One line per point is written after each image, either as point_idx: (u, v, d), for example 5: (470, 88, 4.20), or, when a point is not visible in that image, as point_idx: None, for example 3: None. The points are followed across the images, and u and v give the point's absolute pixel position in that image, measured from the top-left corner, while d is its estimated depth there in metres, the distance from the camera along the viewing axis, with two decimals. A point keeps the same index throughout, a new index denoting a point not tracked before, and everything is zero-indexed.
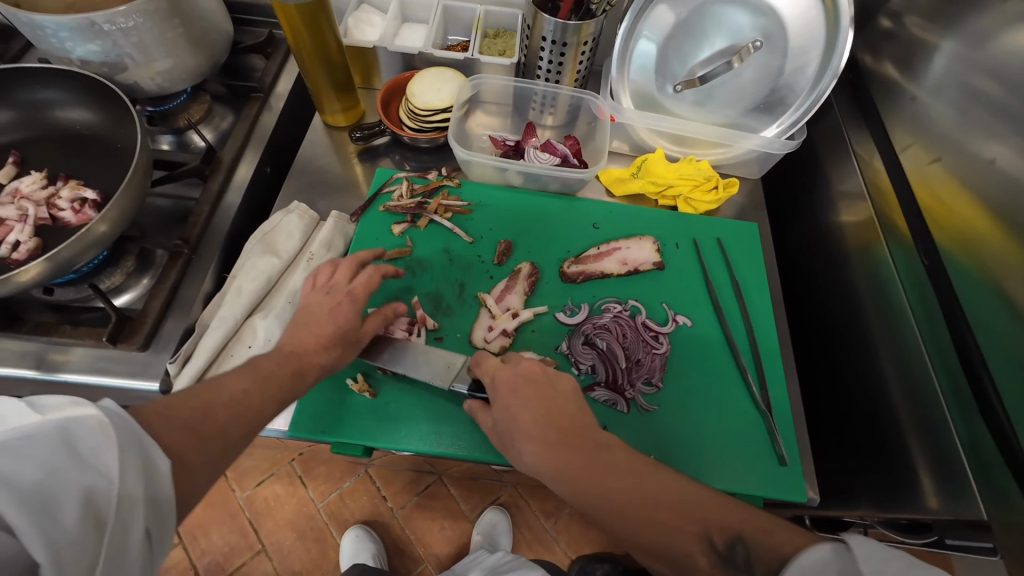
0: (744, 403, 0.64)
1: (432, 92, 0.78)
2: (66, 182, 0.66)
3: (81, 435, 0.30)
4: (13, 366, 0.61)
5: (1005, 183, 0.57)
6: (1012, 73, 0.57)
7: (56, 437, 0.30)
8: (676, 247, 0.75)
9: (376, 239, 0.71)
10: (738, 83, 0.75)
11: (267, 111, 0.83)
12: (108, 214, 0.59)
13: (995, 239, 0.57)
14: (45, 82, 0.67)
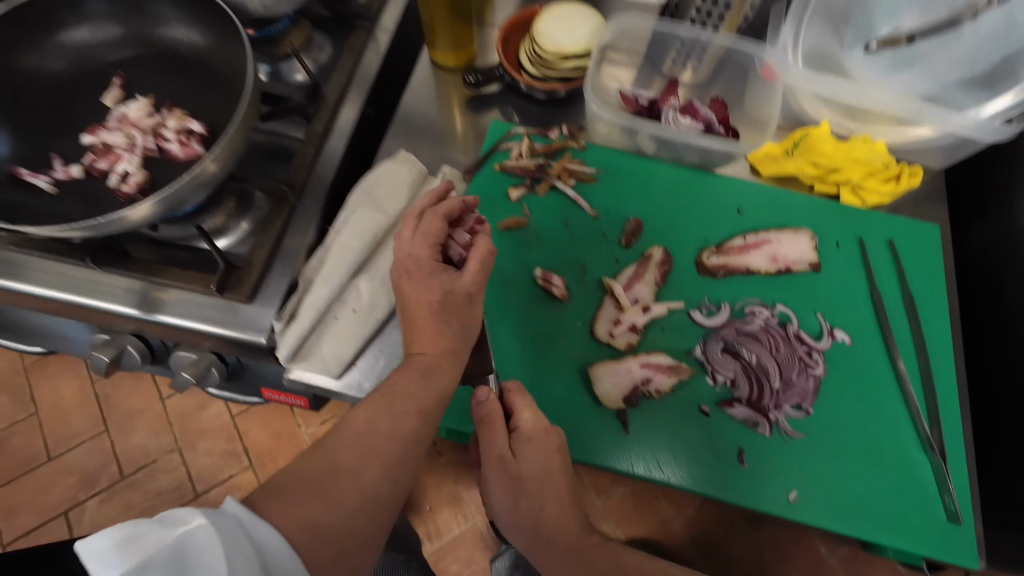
0: (908, 442, 0.54)
1: (563, 32, 0.67)
2: (171, 110, 0.61)
3: (204, 538, 0.29)
4: (110, 301, 0.57)
5: None
6: None
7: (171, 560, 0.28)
8: (836, 246, 0.63)
9: (491, 203, 0.63)
10: (961, 44, 0.59)
11: (372, 44, 0.74)
12: (223, 153, 0.54)
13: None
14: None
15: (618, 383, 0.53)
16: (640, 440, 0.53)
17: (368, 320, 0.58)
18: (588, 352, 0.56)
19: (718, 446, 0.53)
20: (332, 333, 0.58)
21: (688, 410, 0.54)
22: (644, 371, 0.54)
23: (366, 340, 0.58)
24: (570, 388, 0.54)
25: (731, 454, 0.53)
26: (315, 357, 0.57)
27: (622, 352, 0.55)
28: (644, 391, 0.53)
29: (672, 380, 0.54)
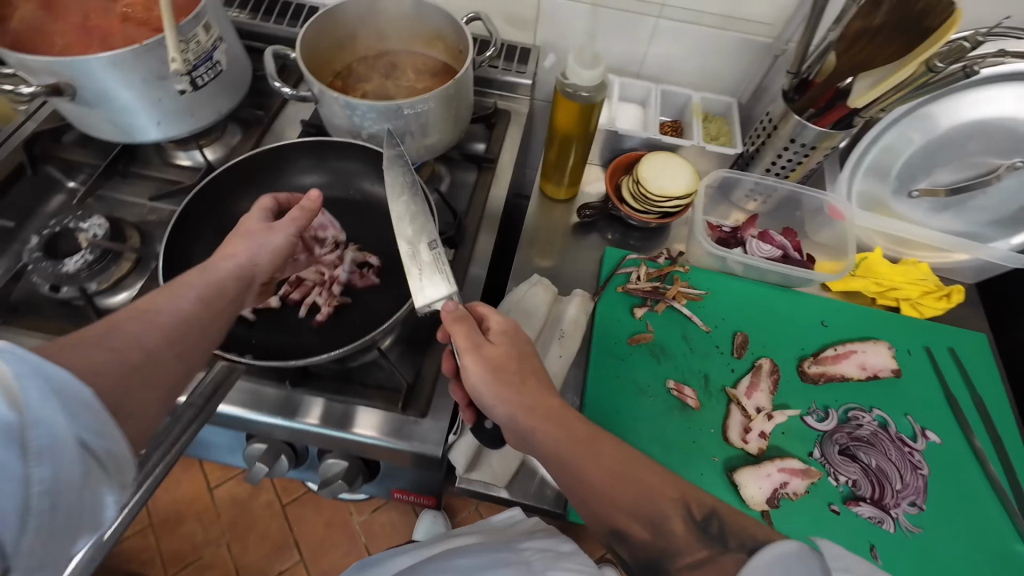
0: (1008, 533, 0.62)
1: (666, 179, 0.81)
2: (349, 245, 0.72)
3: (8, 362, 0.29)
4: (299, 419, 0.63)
5: None
6: None
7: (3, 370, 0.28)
8: (909, 354, 0.75)
9: (618, 320, 0.74)
10: (987, 196, 0.75)
11: (495, 181, 0.88)
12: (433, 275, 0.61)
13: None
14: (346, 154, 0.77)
15: (762, 487, 0.61)
16: None
17: None
18: (725, 456, 0.64)
19: (854, 545, 0.60)
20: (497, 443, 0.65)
21: (821, 510, 0.61)
22: (781, 475, 0.62)
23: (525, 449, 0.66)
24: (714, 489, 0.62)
25: (866, 551, 0.59)
26: (486, 467, 0.64)
27: (759, 457, 0.63)
28: (784, 493, 0.61)
29: (805, 482, 0.62)
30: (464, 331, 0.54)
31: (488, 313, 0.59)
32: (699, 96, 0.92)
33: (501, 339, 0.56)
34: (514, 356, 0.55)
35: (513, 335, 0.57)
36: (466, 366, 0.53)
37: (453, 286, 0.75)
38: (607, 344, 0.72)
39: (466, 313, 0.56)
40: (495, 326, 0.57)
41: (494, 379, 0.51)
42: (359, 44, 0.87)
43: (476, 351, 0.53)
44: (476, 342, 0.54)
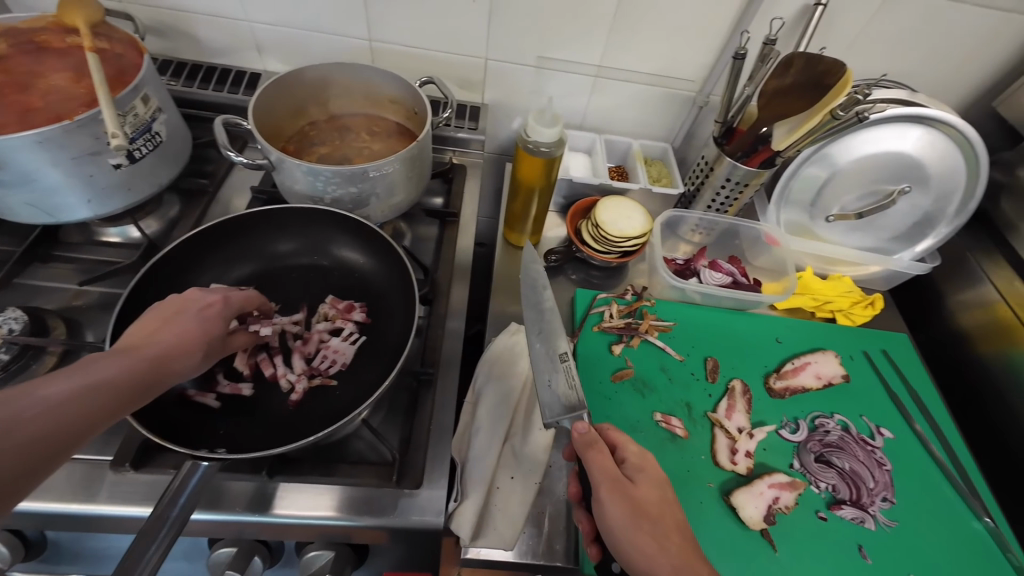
0: (963, 511, 0.70)
1: (623, 221, 0.86)
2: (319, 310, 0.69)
3: None
4: (281, 512, 0.57)
5: None
6: None
7: None
8: (851, 359, 0.83)
9: (599, 359, 0.76)
10: (886, 216, 0.88)
11: (460, 234, 0.89)
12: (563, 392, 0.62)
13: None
14: (315, 220, 0.74)
15: (757, 505, 0.64)
16: (788, 557, 0.62)
17: (527, 484, 0.64)
18: (718, 480, 0.67)
19: (846, 549, 0.63)
20: (500, 504, 0.62)
21: (811, 518, 0.65)
22: (771, 491, 0.65)
23: (529, 506, 0.63)
24: (715, 517, 0.64)
25: (856, 551, 0.63)
26: (493, 532, 0.60)
27: (750, 477, 0.66)
28: (777, 508, 0.64)
29: (793, 495, 0.66)
30: (601, 462, 0.55)
31: (623, 443, 0.59)
32: (638, 144, 1.01)
33: (640, 476, 0.56)
34: (654, 499, 0.54)
35: (653, 472, 0.57)
36: (601, 498, 0.53)
37: (431, 344, 0.73)
38: (593, 384, 0.73)
39: (600, 440, 0.57)
40: (632, 460, 0.58)
41: (636, 521, 0.52)
42: (310, 110, 0.87)
43: (615, 488, 0.54)
44: (614, 477, 0.54)
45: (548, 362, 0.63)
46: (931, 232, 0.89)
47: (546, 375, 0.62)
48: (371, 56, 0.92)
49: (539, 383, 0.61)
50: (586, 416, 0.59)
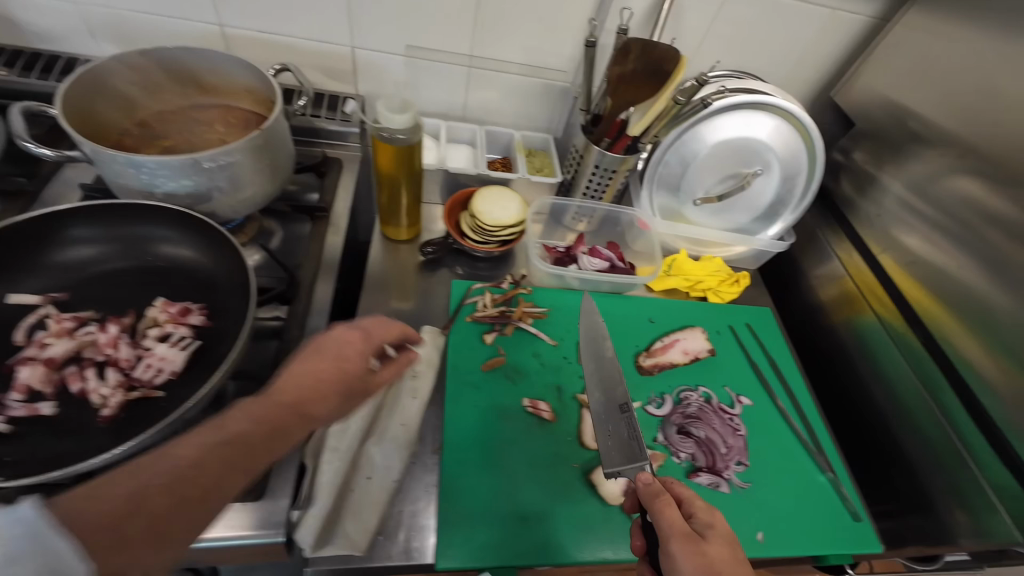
0: (810, 467, 0.75)
1: (499, 210, 0.86)
2: (147, 315, 0.63)
3: None
4: None
5: (970, 299, 0.74)
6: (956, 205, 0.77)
7: None
8: (718, 334, 0.88)
9: (471, 350, 0.75)
10: (744, 198, 0.94)
11: (331, 229, 0.84)
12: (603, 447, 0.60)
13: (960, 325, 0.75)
14: (139, 218, 0.68)
15: (617, 481, 0.65)
16: None
17: (384, 484, 0.61)
18: (583, 460, 0.68)
19: None
20: (351, 507, 0.59)
21: (669, 488, 0.67)
22: None
23: (386, 506, 0.60)
24: (576, 496, 0.65)
25: None
26: (342, 537, 0.56)
27: None
28: (637, 482, 0.66)
29: (653, 467, 0.68)
30: (670, 515, 0.51)
31: (689, 497, 0.55)
32: (520, 134, 1.01)
33: (711, 532, 0.52)
34: (725, 558, 0.49)
35: (723, 527, 0.52)
36: (672, 555, 0.49)
37: (287, 345, 0.68)
38: (462, 374, 0.72)
39: (665, 489, 0.53)
40: (701, 515, 0.53)
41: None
42: (151, 99, 0.79)
43: (688, 541, 0.50)
44: (685, 531, 0.50)
45: (607, 414, 0.63)
46: (783, 212, 0.96)
47: (611, 428, 0.61)
48: (226, 43, 0.86)
49: (599, 434, 0.61)
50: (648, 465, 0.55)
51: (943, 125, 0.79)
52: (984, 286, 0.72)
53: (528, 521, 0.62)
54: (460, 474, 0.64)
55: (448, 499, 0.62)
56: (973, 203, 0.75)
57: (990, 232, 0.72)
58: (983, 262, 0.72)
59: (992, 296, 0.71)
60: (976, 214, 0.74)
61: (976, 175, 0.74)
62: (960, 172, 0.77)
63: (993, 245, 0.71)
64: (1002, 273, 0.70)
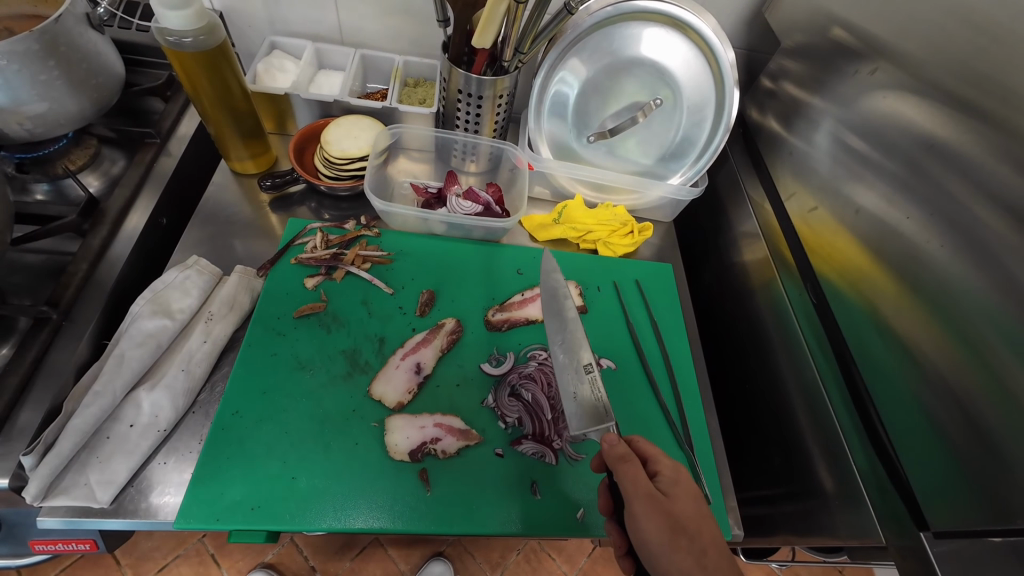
0: (666, 441, 0.66)
1: (348, 140, 0.76)
2: None
3: None
4: None
5: (887, 234, 0.62)
6: (878, 129, 0.64)
7: None
8: (597, 290, 0.78)
9: (288, 294, 0.67)
10: (644, 134, 0.81)
11: (163, 157, 0.77)
12: (585, 404, 0.56)
13: (880, 283, 0.62)
14: None
15: (409, 436, 0.59)
16: (440, 496, 0.57)
17: (148, 433, 0.56)
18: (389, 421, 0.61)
19: (515, 484, 0.59)
20: (102, 455, 0.53)
21: (483, 454, 0.60)
22: (435, 429, 0.60)
23: (146, 455, 0.55)
24: (367, 456, 0.58)
25: (526, 487, 0.59)
26: (79, 487, 0.52)
27: (420, 409, 0.62)
28: (431, 448, 0.59)
29: (461, 442, 0.61)
30: (633, 475, 0.47)
31: (655, 454, 0.51)
32: (402, 59, 0.88)
33: (675, 490, 0.48)
34: (692, 513, 0.47)
35: (689, 486, 0.49)
36: (633, 512, 0.46)
37: (66, 279, 0.62)
38: (269, 319, 0.65)
39: (633, 452, 0.49)
40: (667, 472, 0.49)
41: (673, 542, 0.44)
42: None
43: (651, 502, 0.46)
44: (649, 491, 0.46)
45: (572, 375, 0.58)
46: (690, 156, 0.83)
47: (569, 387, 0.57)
48: None
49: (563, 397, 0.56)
50: (614, 427, 0.55)
51: (876, 33, 0.65)
52: (888, 213, 0.62)
53: (305, 484, 0.56)
54: (244, 427, 0.58)
55: (215, 452, 0.56)
56: (899, 124, 0.61)
57: (922, 157, 0.58)
58: (914, 196, 0.59)
59: (902, 225, 0.60)
60: (906, 136, 0.60)
61: (906, 91, 0.61)
62: (884, 88, 0.64)
63: (926, 173, 0.58)
64: (928, 202, 0.57)
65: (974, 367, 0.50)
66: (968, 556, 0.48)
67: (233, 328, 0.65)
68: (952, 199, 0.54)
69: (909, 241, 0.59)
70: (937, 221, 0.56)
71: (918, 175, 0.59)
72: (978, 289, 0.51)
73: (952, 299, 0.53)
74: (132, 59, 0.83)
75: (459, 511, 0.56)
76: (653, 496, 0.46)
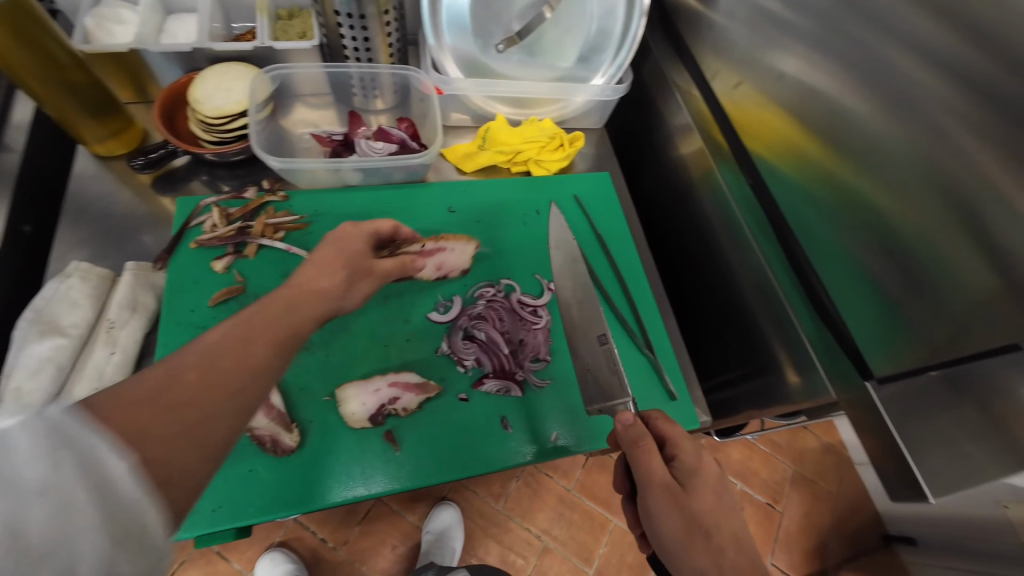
0: (627, 349, 0.66)
1: (221, 94, 0.65)
2: None
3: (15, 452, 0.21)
4: None
5: (808, 98, 0.61)
6: None
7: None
8: (537, 214, 0.74)
9: (195, 283, 0.60)
10: (557, 31, 0.73)
11: (4, 154, 0.64)
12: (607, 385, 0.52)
13: (814, 153, 0.61)
14: None
15: (364, 402, 0.56)
16: (410, 453, 0.56)
17: None
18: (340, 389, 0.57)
19: (482, 424, 0.58)
20: None
21: (447, 404, 0.58)
22: (392, 390, 0.57)
23: None
24: (325, 432, 0.55)
25: (497, 423, 0.58)
26: None
27: (372, 372, 0.58)
28: (392, 409, 0.56)
29: (421, 398, 0.58)
30: (650, 465, 0.45)
31: (672, 436, 0.48)
32: None
33: (694, 480, 0.46)
34: (710, 505, 0.44)
35: (709, 474, 0.46)
36: (648, 506, 0.45)
37: None
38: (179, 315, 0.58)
39: (648, 436, 0.45)
40: (684, 459, 0.47)
41: (687, 536, 0.43)
42: None
43: (667, 494, 0.44)
44: (664, 482, 0.44)
45: (587, 348, 0.55)
46: (608, 51, 0.76)
47: (591, 363, 0.55)
48: None
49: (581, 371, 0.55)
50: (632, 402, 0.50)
51: None
52: (814, 80, 0.60)
53: (267, 476, 0.53)
54: None
55: None
56: None
57: (839, 15, 0.56)
58: (836, 55, 0.57)
59: (826, 90, 0.59)
60: None
61: None
62: None
63: (843, 30, 0.56)
64: (849, 62, 0.56)
65: (902, 213, 0.52)
66: (909, 395, 0.50)
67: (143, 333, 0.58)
68: (872, 54, 0.53)
69: (834, 105, 0.58)
70: (861, 77, 0.55)
71: (837, 35, 0.57)
72: (898, 138, 0.52)
73: (879, 151, 0.54)
74: None
75: (435, 464, 0.55)
76: (667, 490, 0.44)
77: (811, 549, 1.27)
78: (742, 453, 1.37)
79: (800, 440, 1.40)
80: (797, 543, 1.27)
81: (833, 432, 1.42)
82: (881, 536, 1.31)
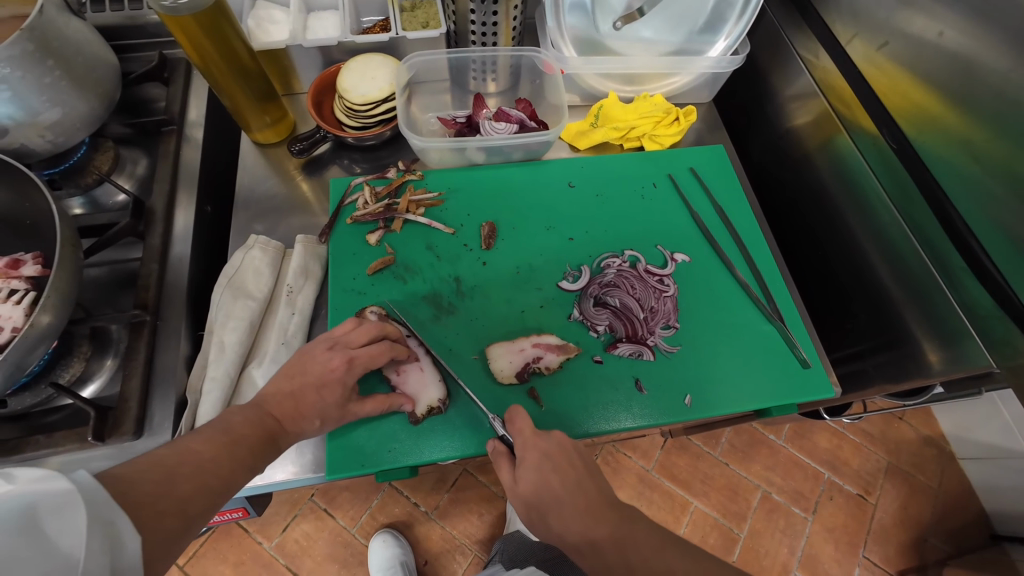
0: (753, 318, 0.66)
1: (366, 83, 0.71)
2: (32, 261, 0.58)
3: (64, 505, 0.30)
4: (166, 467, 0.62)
5: (957, 65, 0.58)
6: None
7: (24, 511, 0.28)
8: (654, 187, 0.75)
9: (354, 255, 0.67)
10: (674, 4, 0.73)
11: (186, 144, 0.74)
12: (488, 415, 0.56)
13: (966, 122, 0.58)
14: None
15: (512, 360, 0.60)
16: (554, 409, 0.60)
17: None
18: (458, 357, 0.62)
19: (620, 385, 0.61)
20: None
21: (584, 363, 0.62)
22: (535, 350, 0.61)
23: None
24: (476, 385, 0.61)
25: (631, 385, 0.61)
26: None
27: (514, 335, 0.63)
28: (536, 367, 0.60)
29: (561, 357, 0.62)
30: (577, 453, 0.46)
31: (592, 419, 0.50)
32: None
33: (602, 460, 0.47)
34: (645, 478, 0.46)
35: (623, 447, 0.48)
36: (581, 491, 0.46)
37: (144, 282, 0.62)
38: (345, 282, 0.65)
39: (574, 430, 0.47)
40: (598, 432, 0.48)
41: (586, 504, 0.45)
42: None
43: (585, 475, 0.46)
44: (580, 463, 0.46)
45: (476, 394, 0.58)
46: (720, 32, 0.77)
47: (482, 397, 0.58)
48: None
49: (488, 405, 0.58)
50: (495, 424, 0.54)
51: None
52: (969, 46, 0.57)
53: (431, 424, 0.59)
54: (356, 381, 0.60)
55: None
56: None
57: None
58: (993, 18, 0.54)
59: (982, 54, 0.56)
60: None
61: None
62: None
63: None
64: (1010, 22, 0.52)
65: None
66: None
67: (313, 298, 0.66)
68: None
69: (995, 72, 0.55)
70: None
71: None
72: None
73: None
74: (117, 46, 0.79)
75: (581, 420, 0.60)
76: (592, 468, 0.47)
77: (908, 544, 1.21)
78: (833, 442, 1.31)
79: (897, 431, 1.33)
80: (892, 537, 1.21)
81: (933, 423, 1.33)
82: (991, 535, 1.20)
